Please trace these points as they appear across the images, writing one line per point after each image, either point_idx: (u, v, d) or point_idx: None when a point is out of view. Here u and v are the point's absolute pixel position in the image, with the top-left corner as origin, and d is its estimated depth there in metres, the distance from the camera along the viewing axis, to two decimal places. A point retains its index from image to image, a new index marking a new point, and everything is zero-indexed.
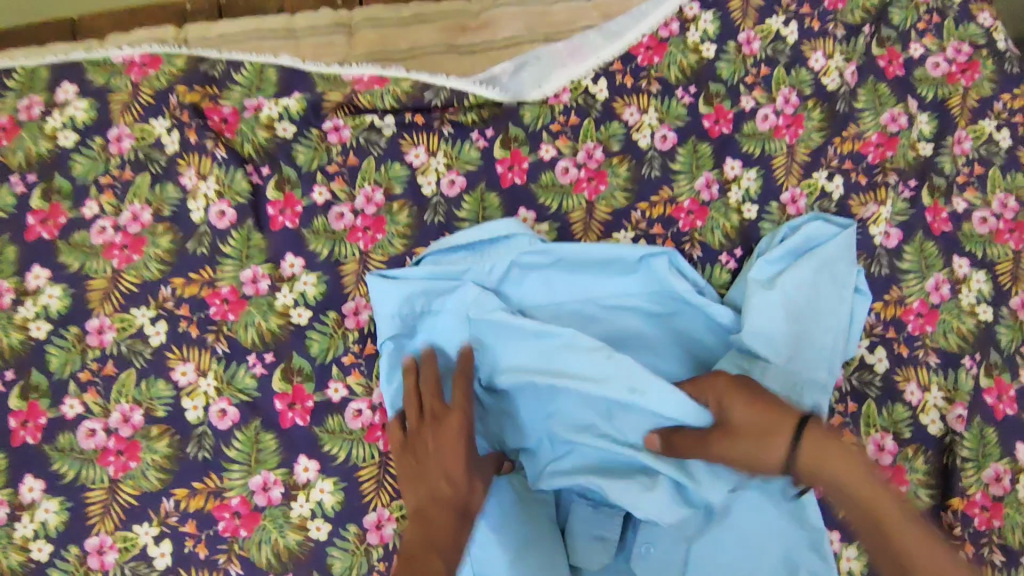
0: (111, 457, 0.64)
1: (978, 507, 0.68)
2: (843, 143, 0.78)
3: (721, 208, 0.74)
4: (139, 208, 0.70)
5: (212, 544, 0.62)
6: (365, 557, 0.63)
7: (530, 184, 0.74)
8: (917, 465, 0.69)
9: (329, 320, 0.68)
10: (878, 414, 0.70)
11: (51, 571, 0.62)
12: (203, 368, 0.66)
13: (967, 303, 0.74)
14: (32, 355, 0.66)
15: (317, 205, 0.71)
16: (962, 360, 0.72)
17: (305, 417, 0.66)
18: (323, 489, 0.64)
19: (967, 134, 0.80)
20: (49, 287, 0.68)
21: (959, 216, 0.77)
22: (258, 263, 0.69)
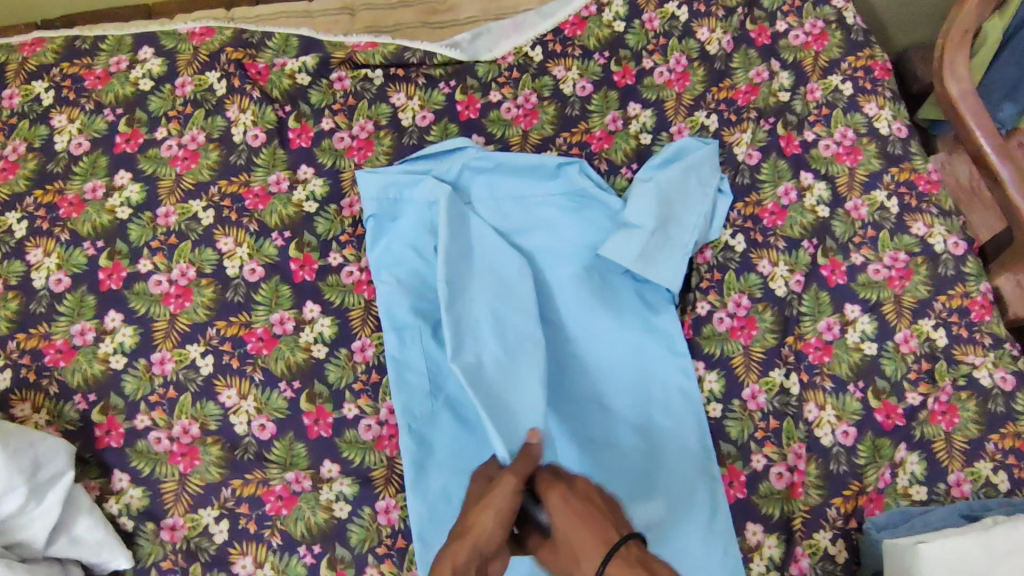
0: (172, 298, 0.88)
1: (813, 347, 0.90)
2: (719, 92, 1.03)
3: (623, 136, 1.00)
4: (196, 132, 0.97)
5: (242, 358, 0.86)
6: (353, 370, 0.87)
7: (481, 118, 1.00)
8: (765, 316, 0.92)
9: (331, 210, 0.94)
10: (737, 280, 0.93)
11: (125, 375, 0.85)
12: (239, 241, 0.91)
13: (810, 204, 0.98)
14: (117, 229, 0.91)
15: (325, 130, 0.98)
16: (802, 244, 0.95)
17: (312, 274, 0.91)
18: (323, 324, 0.88)
19: (818, 86, 1.04)
20: (131, 184, 0.94)
21: (808, 144, 1.01)
22: (281, 170, 0.95)
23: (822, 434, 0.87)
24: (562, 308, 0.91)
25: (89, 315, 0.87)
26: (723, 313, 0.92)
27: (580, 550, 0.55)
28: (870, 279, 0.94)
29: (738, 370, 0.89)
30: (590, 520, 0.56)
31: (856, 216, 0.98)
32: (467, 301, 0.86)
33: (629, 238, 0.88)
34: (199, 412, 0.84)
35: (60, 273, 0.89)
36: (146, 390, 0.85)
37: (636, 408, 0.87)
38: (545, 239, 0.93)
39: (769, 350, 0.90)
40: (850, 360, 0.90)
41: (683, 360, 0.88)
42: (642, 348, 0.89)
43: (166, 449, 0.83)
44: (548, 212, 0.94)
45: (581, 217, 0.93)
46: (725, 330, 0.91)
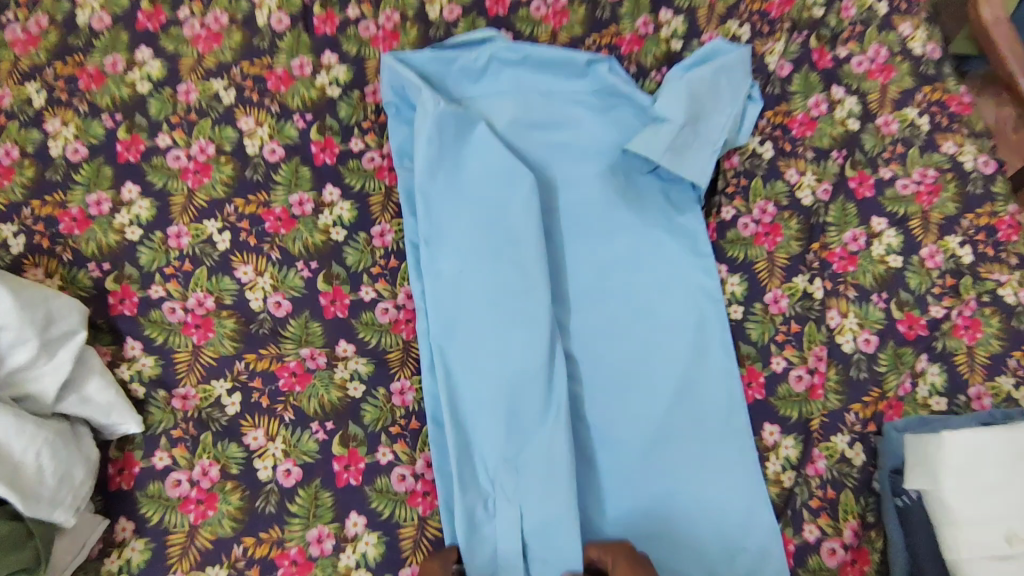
0: (190, 174, 0.87)
1: (837, 256, 0.89)
2: (753, 3, 1.00)
3: (654, 41, 0.98)
4: (219, 13, 0.94)
5: (260, 236, 0.85)
6: (371, 255, 0.86)
7: (510, 15, 0.98)
8: (790, 224, 0.90)
9: (354, 97, 0.92)
10: (764, 187, 0.91)
11: (140, 247, 0.84)
12: (260, 121, 0.90)
13: (840, 117, 0.96)
14: (136, 104, 0.90)
15: (350, 18, 0.95)
16: (831, 154, 0.93)
17: (332, 158, 0.89)
18: (342, 208, 0.87)
19: (853, 3, 1.02)
20: (151, 61, 0.92)
21: (841, 60, 0.99)
22: (305, 55, 0.93)
23: (844, 341, 0.85)
24: (582, 205, 0.89)
25: (106, 186, 0.86)
26: (749, 219, 0.90)
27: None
28: (898, 194, 0.92)
29: (762, 276, 0.87)
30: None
31: (886, 131, 0.96)
32: (473, 201, 0.84)
33: (657, 132, 0.86)
34: (215, 286, 0.83)
35: (78, 143, 0.88)
36: (161, 262, 0.83)
37: (652, 311, 0.85)
38: (570, 137, 0.91)
39: (794, 257, 0.88)
40: (874, 271, 0.88)
41: (706, 260, 0.87)
42: (662, 247, 0.87)
43: (180, 320, 0.81)
44: (573, 111, 0.92)
45: (605, 118, 0.92)
46: (750, 236, 0.89)
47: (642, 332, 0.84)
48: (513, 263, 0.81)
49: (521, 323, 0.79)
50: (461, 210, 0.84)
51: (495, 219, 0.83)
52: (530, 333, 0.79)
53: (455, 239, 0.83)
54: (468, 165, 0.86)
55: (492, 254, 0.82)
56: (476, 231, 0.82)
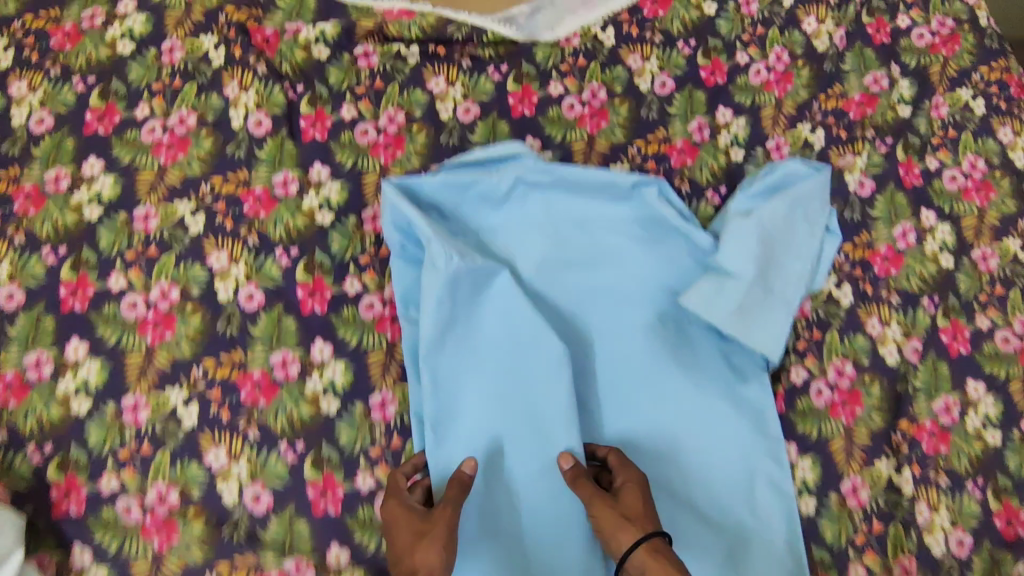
0: (150, 327, 0.72)
1: (927, 433, 0.75)
2: (828, 100, 0.85)
3: (711, 149, 0.82)
4: (186, 112, 0.78)
5: (234, 409, 0.70)
6: (369, 433, 0.71)
7: (538, 117, 0.81)
8: (872, 390, 0.76)
9: (349, 223, 0.76)
10: (840, 342, 0.77)
11: (89, 423, 0.70)
12: (235, 256, 0.74)
13: (931, 250, 0.81)
14: (85, 234, 0.74)
15: (345, 120, 0.79)
16: (921, 301, 0.79)
17: (322, 305, 0.73)
18: (335, 370, 0.72)
19: (944, 100, 0.86)
20: (102, 176, 0.75)
21: (930, 174, 0.84)
22: (289, 168, 0.77)
23: (934, 541, 0.72)
24: (626, 364, 0.73)
25: (47, 343, 0.71)
26: (823, 384, 0.76)
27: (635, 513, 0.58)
28: (998, 349, 0.78)
29: (838, 457, 0.74)
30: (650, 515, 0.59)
31: (983, 268, 0.81)
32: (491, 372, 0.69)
33: (720, 289, 0.71)
34: (180, 475, 0.69)
35: (12, 286, 0.72)
36: (115, 443, 0.69)
37: (708, 501, 0.71)
38: (610, 277, 0.75)
39: (876, 434, 0.75)
40: (970, 452, 0.74)
41: (772, 443, 0.73)
42: (721, 420, 0.73)
43: (138, 521, 0.68)
44: (615, 243, 0.76)
45: (653, 251, 0.76)
46: (823, 406, 0.75)
47: (697, 528, 0.70)
48: (541, 454, 0.67)
49: (551, 533, 0.66)
50: (478, 383, 0.69)
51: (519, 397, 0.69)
52: (557, 543, 0.66)
53: (469, 420, 0.69)
54: (486, 323, 0.71)
55: (514, 441, 0.68)
56: (496, 412, 0.69)
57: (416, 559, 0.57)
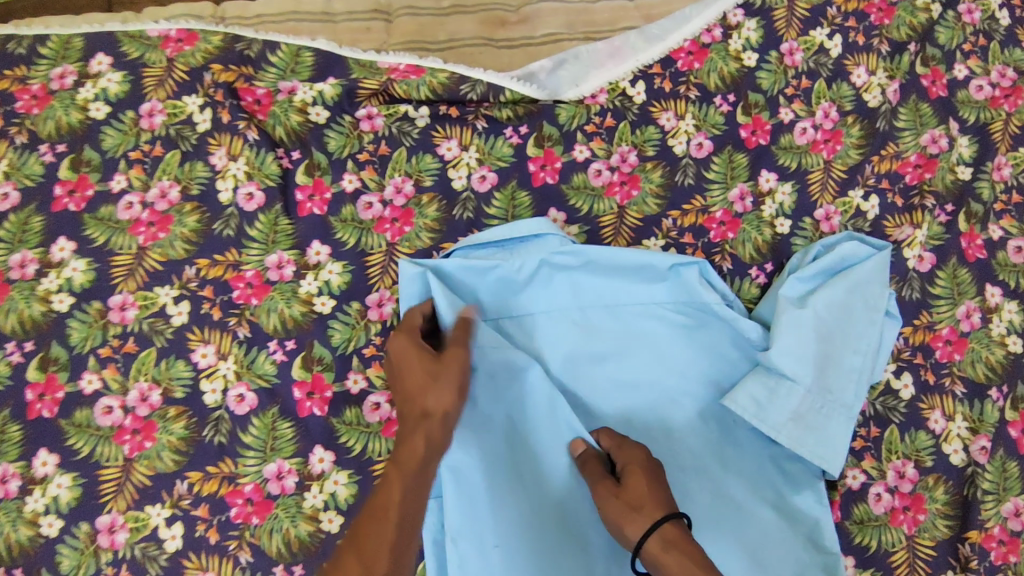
0: (127, 435, 0.63)
1: (996, 541, 0.67)
2: (881, 162, 0.77)
3: (754, 221, 0.74)
4: (167, 184, 0.69)
5: (223, 530, 0.62)
6: None
7: (561, 185, 0.73)
8: (937, 494, 0.68)
9: (352, 311, 0.68)
10: (901, 441, 0.69)
11: (61, 547, 0.61)
12: (224, 352, 0.65)
13: (998, 333, 0.73)
14: (54, 327, 0.66)
15: (347, 192, 0.70)
16: (989, 392, 0.71)
17: (323, 407, 0.65)
18: (337, 481, 0.64)
19: (1006, 160, 0.79)
20: (73, 260, 0.67)
21: (994, 244, 0.76)
22: (284, 249, 0.68)
23: None
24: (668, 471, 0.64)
25: (12, 456, 0.63)
26: (882, 488, 0.68)
27: (644, 499, 0.51)
28: None
29: (900, 573, 0.66)
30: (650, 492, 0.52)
31: None
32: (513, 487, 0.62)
33: (775, 393, 0.64)
34: None
35: None
36: (89, 570, 0.61)
37: None
38: (647, 368, 0.66)
39: (941, 545, 0.67)
40: None
41: (831, 558, 0.63)
42: (776, 535, 0.64)
43: None
44: (655, 331, 0.67)
45: (696, 340, 0.67)
46: (883, 513, 0.67)
47: None
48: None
49: None
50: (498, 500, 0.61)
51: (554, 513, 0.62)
52: None
53: (495, 539, 0.60)
54: (507, 429, 0.63)
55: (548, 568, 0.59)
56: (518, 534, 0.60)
57: (429, 400, 0.55)
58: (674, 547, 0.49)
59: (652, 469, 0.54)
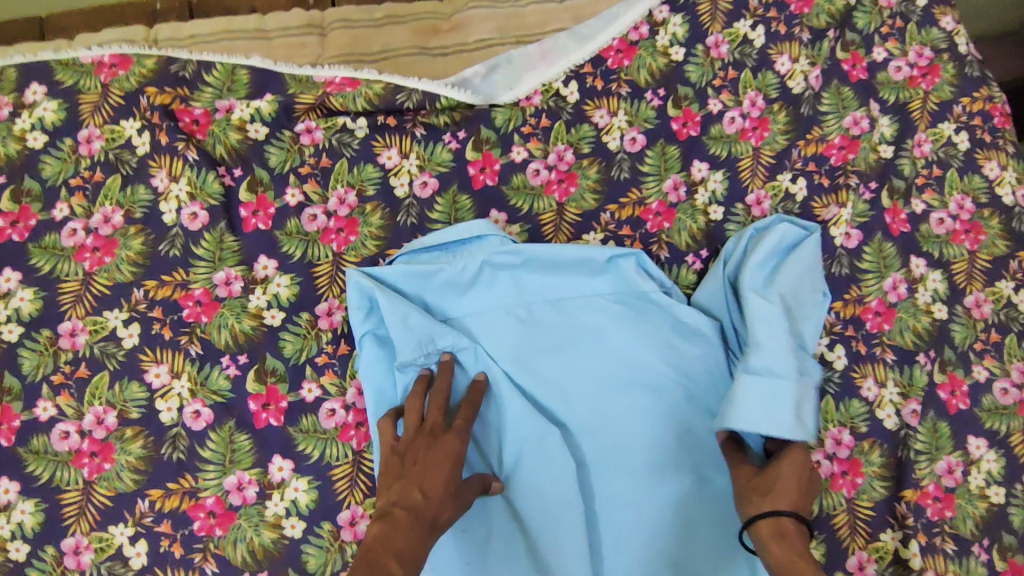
0: (85, 458, 0.65)
1: (931, 498, 0.71)
2: (807, 146, 0.80)
3: (688, 210, 0.77)
4: (110, 210, 0.71)
5: (188, 543, 0.63)
6: (339, 554, 0.64)
7: (501, 186, 0.75)
8: (873, 458, 0.72)
9: (303, 321, 0.69)
10: (836, 408, 0.73)
11: (28, 571, 0.62)
12: (177, 370, 0.67)
13: (923, 302, 0.77)
14: (5, 357, 0.67)
15: (290, 206, 0.72)
16: (917, 357, 0.75)
17: (279, 417, 0.67)
18: (297, 488, 0.65)
19: (927, 137, 0.82)
20: (20, 290, 0.69)
21: (918, 217, 0.80)
22: (231, 265, 0.70)
23: None
24: (618, 451, 0.66)
25: None
26: (821, 455, 0.72)
27: (777, 489, 0.54)
28: (998, 403, 0.74)
29: (843, 533, 0.70)
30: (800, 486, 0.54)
31: (977, 315, 0.77)
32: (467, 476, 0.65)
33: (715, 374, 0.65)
34: None
35: None
36: None
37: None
38: (592, 355, 0.68)
39: (879, 505, 0.71)
40: (975, 513, 0.71)
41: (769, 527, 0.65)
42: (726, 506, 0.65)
43: None
44: (596, 320, 0.69)
45: (638, 326, 0.69)
46: (823, 478, 0.71)
47: None
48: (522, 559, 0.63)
49: None
50: None
51: (521, 495, 0.66)
52: None
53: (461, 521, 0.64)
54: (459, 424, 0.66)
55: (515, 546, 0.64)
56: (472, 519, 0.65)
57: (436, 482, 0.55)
58: (782, 537, 0.51)
59: (805, 476, 0.56)
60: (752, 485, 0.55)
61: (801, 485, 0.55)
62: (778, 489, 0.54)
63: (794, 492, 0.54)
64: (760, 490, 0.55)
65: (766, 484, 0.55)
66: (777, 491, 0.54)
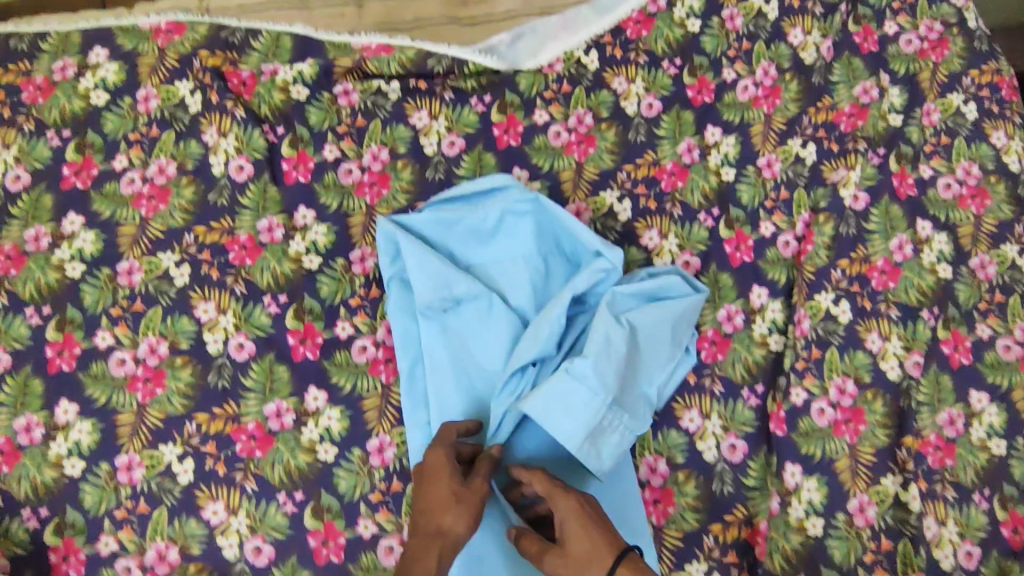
0: (139, 383, 0.71)
1: (932, 447, 0.73)
2: (818, 113, 0.84)
3: (701, 171, 0.81)
4: (165, 161, 0.77)
5: (230, 463, 0.69)
6: (368, 477, 0.69)
7: (524, 146, 0.80)
8: (876, 407, 0.74)
9: (338, 266, 0.75)
10: (840, 360, 0.75)
11: (83, 484, 0.68)
12: (223, 307, 0.73)
13: (929, 261, 0.80)
14: (68, 292, 0.73)
15: (328, 161, 0.78)
16: (921, 314, 0.78)
17: (315, 351, 0.72)
18: (330, 416, 0.70)
19: (935, 107, 0.86)
20: (83, 232, 0.75)
21: (925, 182, 0.83)
22: (274, 214, 0.76)
23: (942, 556, 0.70)
24: None
25: (37, 406, 0.70)
26: (825, 403, 0.74)
27: (593, 554, 0.55)
28: (1000, 358, 0.77)
29: (844, 477, 0.72)
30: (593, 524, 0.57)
31: (982, 276, 0.80)
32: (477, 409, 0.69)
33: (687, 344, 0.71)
34: (178, 533, 0.67)
35: None
36: (110, 503, 0.68)
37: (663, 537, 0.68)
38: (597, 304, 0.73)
39: (881, 451, 0.73)
40: (976, 463, 0.73)
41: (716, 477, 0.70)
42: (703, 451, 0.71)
43: None
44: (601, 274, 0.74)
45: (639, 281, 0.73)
46: (826, 426, 0.73)
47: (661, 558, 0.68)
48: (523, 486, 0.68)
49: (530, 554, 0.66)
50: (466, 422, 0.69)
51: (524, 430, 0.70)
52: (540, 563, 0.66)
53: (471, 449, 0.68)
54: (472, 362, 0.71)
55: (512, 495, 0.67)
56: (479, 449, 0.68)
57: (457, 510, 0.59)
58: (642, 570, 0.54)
59: (585, 513, 0.58)
60: (577, 539, 0.57)
61: (586, 526, 0.57)
62: (603, 532, 0.57)
63: (604, 536, 0.56)
64: (593, 545, 0.56)
65: (587, 550, 0.56)
66: (601, 534, 0.56)
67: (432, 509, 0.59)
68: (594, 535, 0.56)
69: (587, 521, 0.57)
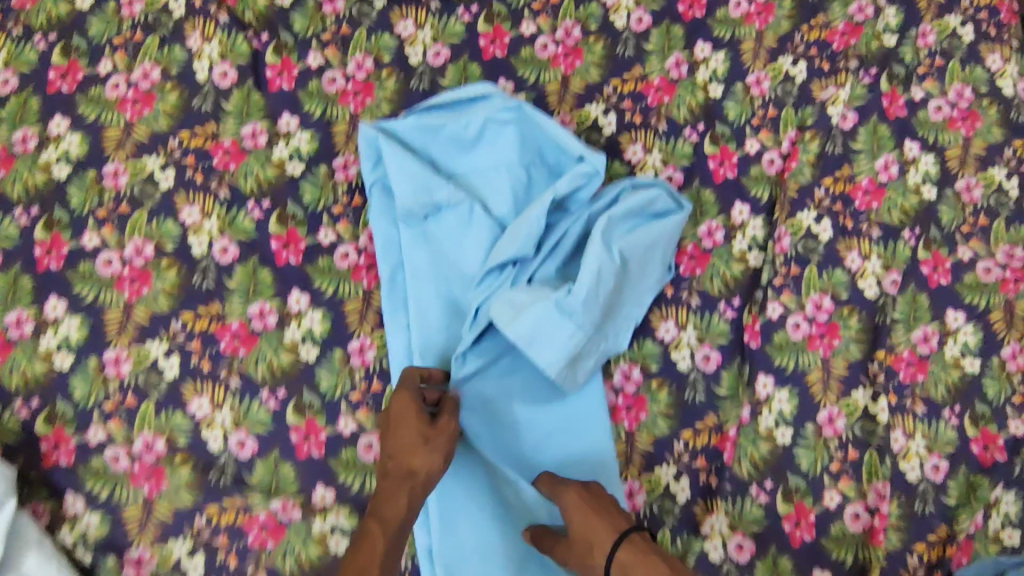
0: (126, 283, 0.72)
1: (905, 362, 0.73)
2: (810, 32, 0.83)
3: (688, 86, 0.81)
4: (149, 66, 0.78)
5: (215, 360, 0.71)
6: (349, 377, 0.71)
7: (510, 58, 0.81)
8: (851, 323, 0.74)
9: (321, 173, 0.76)
10: (818, 276, 0.75)
11: (72, 378, 0.70)
12: (207, 210, 0.74)
13: (914, 182, 0.79)
14: (55, 192, 0.74)
15: (312, 68, 0.78)
16: (902, 234, 0.77)
17: (297, 256, 0.73)
18: (312, 319, 0.72)
19: (931, 28, 0.84)
20: (69, 134, 0.76)
21: (915, 104, 0.81)
22: (258, 120, 0.76)
23: (908, 468, 0.70)
24: None
25: (27, 301, 0.71)
26: (800, 318, 0.74)
27: (595, 541, 0.57)
28: (980, 280, 0.75)
29: (815, 389, 0.72)
30: (600, 508, 0.59)
31: (967, 199, 0.78)
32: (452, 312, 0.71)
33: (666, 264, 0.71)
34: (165, 425, 0.69)
35: None
36: (99, 396, 0.70)
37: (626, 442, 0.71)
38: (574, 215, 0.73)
39: (853, 365, 0.73)
40: (948, 380, 0.72)
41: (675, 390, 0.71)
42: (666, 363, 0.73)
43: (126, 469, 0.68)
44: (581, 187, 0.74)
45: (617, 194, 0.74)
46: (801, 339, 0.74)
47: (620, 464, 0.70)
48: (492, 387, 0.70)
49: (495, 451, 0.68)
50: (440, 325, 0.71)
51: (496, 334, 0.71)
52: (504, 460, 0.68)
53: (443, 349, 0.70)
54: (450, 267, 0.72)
55: (479, 393, 0.69)
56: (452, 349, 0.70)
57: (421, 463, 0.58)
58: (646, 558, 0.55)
59: (593, 500, 0.60)
60: (582, 525, 0.59)
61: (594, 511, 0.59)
62: (603, 511, 0.59)
63: (607, 520, 0.58)
64: (595, 527, 0.58)
65: (590, 534, 0.58)
66: (602, 514, 0.59)
67: (403, 452, 0.59)
68: (598, 519, 0.58)
69: (590, 505, 0.59)
